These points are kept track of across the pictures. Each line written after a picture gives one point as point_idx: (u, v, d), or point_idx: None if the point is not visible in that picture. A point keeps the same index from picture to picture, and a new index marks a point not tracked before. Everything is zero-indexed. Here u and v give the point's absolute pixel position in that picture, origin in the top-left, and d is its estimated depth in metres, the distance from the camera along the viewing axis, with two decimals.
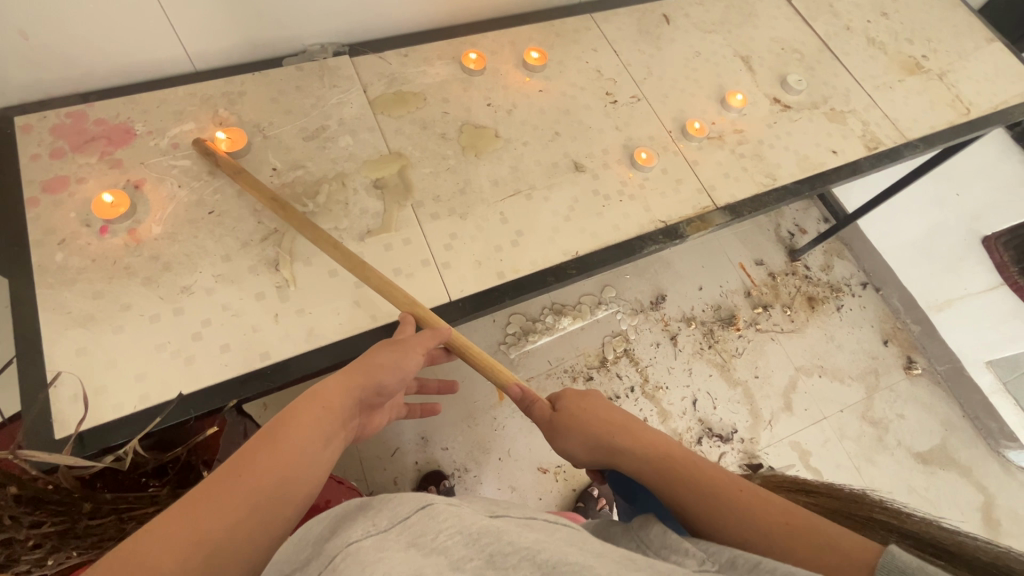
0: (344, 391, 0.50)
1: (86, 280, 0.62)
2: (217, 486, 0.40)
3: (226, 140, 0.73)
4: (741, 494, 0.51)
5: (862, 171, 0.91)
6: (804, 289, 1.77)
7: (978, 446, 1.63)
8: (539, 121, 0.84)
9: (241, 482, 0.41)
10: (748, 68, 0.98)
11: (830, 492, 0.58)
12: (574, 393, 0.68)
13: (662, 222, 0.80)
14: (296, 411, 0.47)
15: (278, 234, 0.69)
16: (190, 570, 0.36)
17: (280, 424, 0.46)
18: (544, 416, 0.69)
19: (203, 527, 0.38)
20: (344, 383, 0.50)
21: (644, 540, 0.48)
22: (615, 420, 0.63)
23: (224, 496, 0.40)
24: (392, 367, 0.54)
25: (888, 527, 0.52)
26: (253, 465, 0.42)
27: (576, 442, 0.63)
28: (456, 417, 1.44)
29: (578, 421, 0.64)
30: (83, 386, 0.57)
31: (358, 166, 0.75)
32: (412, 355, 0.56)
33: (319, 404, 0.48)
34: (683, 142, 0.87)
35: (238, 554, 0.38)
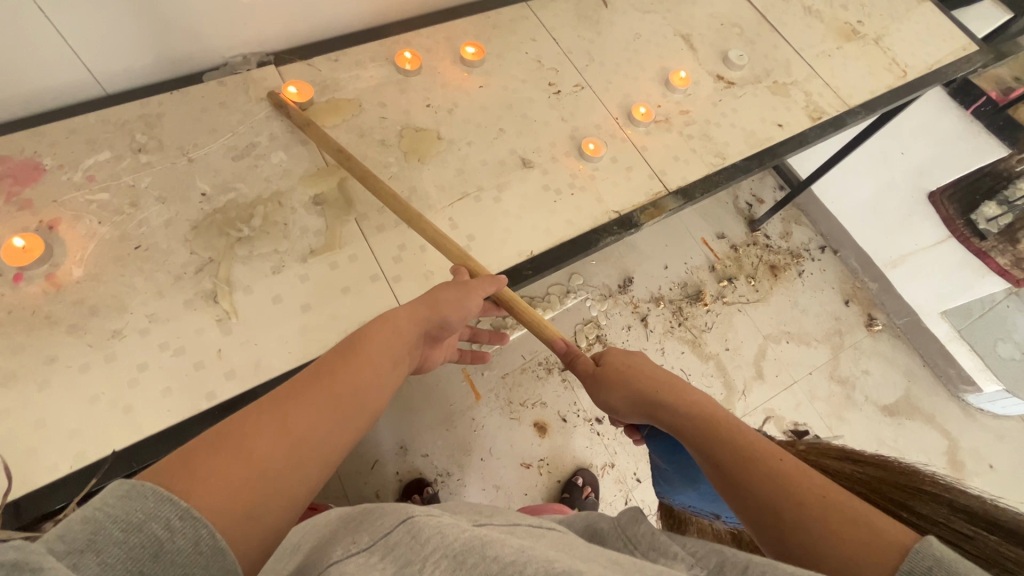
0: (412, 321, 0.56)
1: (3, 334, 0.57)
2: (304, 389, 0.47)
3: (296, 94, 0.77)
4: (773, 454, 0.51)
5: (808, 142, 0.91)
6: (766, 258, 1.81)
7: (938, 393, 1.70)
8: (482, 118, 0.81)
9: (324, 389, 0.47)
10: (689, 46, 0.97)
11: (878, 462, 0.59)
12: (619, 351, 0.70)
13: (616, 212, 0.78)
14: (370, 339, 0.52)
15: (214, 263, 0.65)
16: (279, 453, 0.42)
17: (358, 345, 0.51)
18: (588, 373, 0.71)
19: (290, 420, 0.44)
20: (413, 317, 0.56)
21: (632, 540, 0.49)
22: (656, 370, 0.65)
23: (315, 392, 0.47)
24: (454, 305, 0.59)
25: (941, 500, 0.53)
26: (335, 377, 0.48)
27: (616, 394, 0.65)
28: (434, 421, 1.42)
29: (620, 373, 0.66)
30: (10, 451, 0.53)
31: (294, 183, 0.71)
32: (473, 297, 0.61)
33: (388, 329, 0.54)
34: (630, 128, 0.86)
35: (315, 448, 0.44)
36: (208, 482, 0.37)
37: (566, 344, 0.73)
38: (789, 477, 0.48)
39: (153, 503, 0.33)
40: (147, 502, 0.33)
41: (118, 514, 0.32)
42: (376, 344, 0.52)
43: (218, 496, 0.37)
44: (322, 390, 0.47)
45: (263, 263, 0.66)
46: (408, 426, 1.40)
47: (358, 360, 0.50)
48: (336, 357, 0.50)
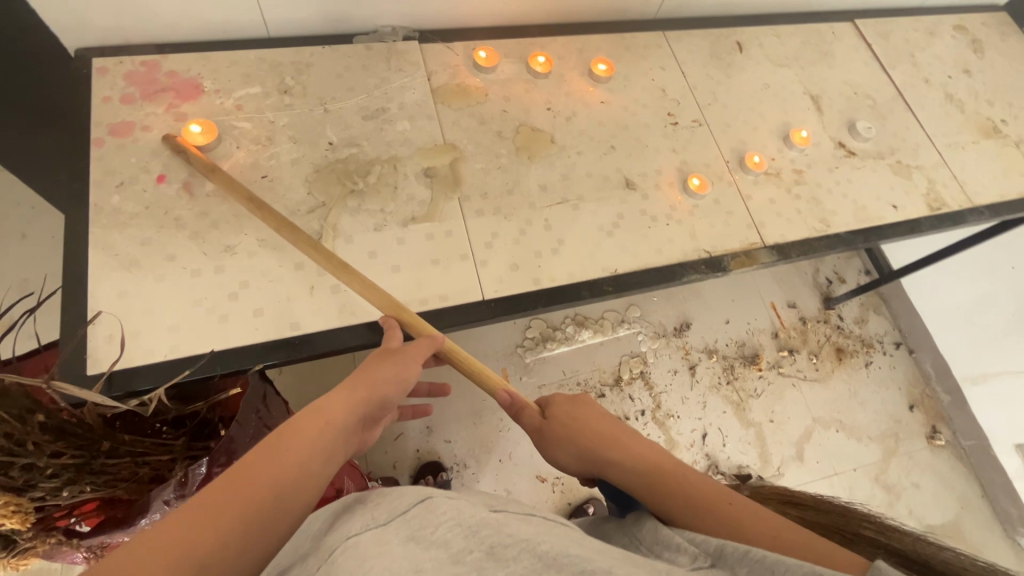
0: (349, 405, 0.50)
1: (137, 225, 0.64)
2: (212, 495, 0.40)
3: (485, 58, 0.83)
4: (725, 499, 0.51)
5: (920, 231, 0.87)
6: (834, 340, 1.73)
7: (992, 530, 1.56)
8: (596, 132, 0.83)
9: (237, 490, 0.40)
10: (816, 107, 0.95)
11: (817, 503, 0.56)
12: (565, 400, 0.67)
13: (706, 252, 0.78)
14: (297, 425, 0.46)
15: (324, 208, 0.69)
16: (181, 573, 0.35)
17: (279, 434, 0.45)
18: (535, 427, 0.66)
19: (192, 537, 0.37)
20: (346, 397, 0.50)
21: (637, 538, 0.49)
22: (601, 427, 0.63)
23: (225, 494, 0.40)
24: (392, 378, 0.54)
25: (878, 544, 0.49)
26: (253, 471, 0.42)
27: (568, 454, 0.62)
28: (463, 412, 1.44)
29: (567, 432, 0.63)
30: (120, 328, 0.58)
31: (411, 152, 0.75)
32: (412, 364, 0.56)
33: (320, 417, 0.48)
34: (739, 174, 0.85)
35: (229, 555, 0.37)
36: None
37: (509, 396, 0.69)
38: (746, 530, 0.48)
39: None
40: None
41: None
42: (305, 428, 0.46)
43: None
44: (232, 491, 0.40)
45: (368, 218, 0.70)
46: (438, 410, 1.43)
47: (278, 450, 0.44)
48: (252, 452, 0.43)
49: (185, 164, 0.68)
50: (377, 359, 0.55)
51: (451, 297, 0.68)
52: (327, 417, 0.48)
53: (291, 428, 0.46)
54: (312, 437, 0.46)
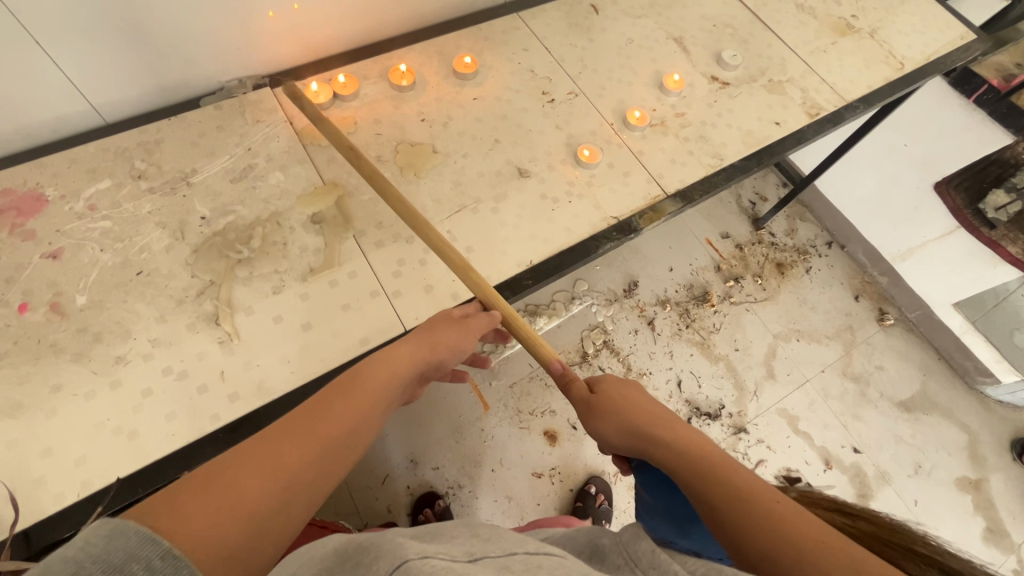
0: (411, 361, 0.56)
1: (9, 364, 0.58)
2: (301, 429, 0.48)
3: (344, 84, 0.81)
4: (767, 494, 0.51)
5: (807, 139, 0.90)
6: (772, 257, 1.79)
7: (955, 387, 1.67)
8: (477, 130, 0.81)
9: (319, 430, 0.49)
10: (682, 48, 0.96)
11: (871, 517, 0.56)
12: (619, 381, 0.67)
13: (614, 218, 0.78)
14: (370, 376, 0.54)
15: (214, 285, 0.65)
16: (274, 492, 0.44)
17: (355, 386, 0.53)
18: (583, 401, 0.67)
19: (284, 462, 0.46)
20: (411, 358, 0.56)
21: (633, 558, 0.48)
22: (650, 410, 0.63)
23: (311, 434, 0.48)
24: (452, 346, 0.60)
25: (931, 563, 0.50)
26: (332, 416, 0.50)
27: (609, 425, 0.63)
28: (443, 433, 1.41)
29: (615, 404, 0.64)
30: (17, 481, 0.53)
31: (292, 202, 0.72)
32: (472, 336, 0.61)
33: (386, 369, 0.55)
34: (626, 133, 0.85)
35: (309, 483, 0.46)
36: (200, 518, 0.39)
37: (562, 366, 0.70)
38: (780, 520, 0.48)
39: (135, 544, 0.34)
40: (130, 541, 0.34)
41: (98, 555, 0.32)
42: (373, 386, 0.53)
43: (207, 535, 0.39)
44: (316, 431, 0.48)
45: (263, 283, 0.66)
46: (418, 439, 1.40)
47: (353, 400, 0.52)
48: (333, 397, 0.51)
49: (48, 284, 0.62)
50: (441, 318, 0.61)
51: (373, 336, 0.65)
52: (394, 372, 0.55)
53: (364, 378, 0.53)
54: (377, 394, 0.53)
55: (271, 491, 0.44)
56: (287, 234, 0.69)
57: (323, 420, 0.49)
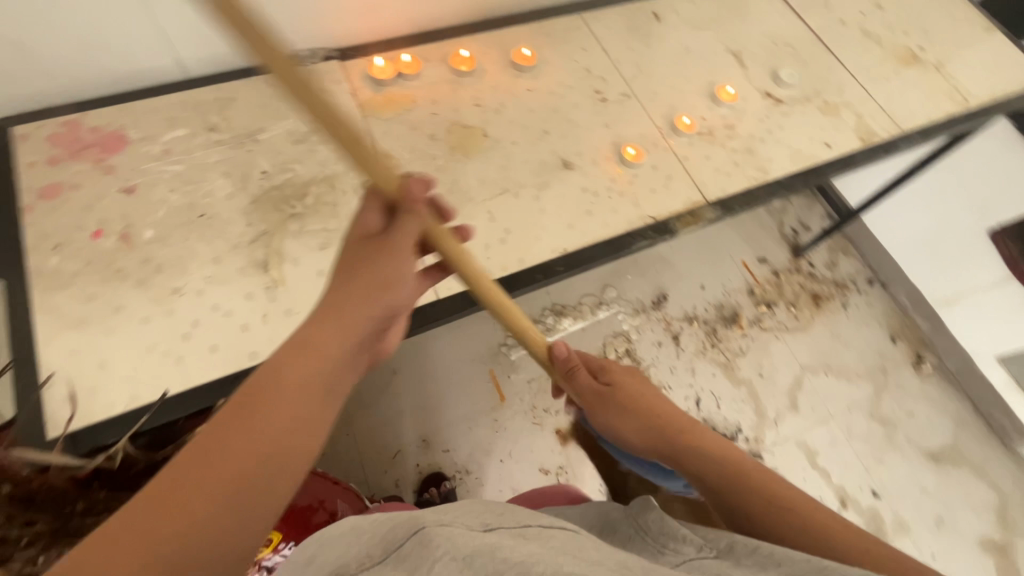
0: (338, 335, 0.44)
1: (79, 283, 0.64)
2: (212, 450, 0.39)
3: (407, 63, 0.85)
4: (786, 489, 0.57)
5: (856, 164, 0.90)
6: (808, 287, 1.76)
7: (991, 445, 1.60)
8: (528, 120, 0.84)
9: (240, 445, 0.40)
10: (739, 62, 0.97)
11: None
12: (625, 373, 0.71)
13: (652, 218, 0.79)
14: (295, 363, 0.43)
15: (267, 235, 0.69)
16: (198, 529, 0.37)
17: (274, 384, 0.42)
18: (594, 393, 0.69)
19: (202, 493, 0.38)
20: (340, 322, 0.45)
21: (644, 529, 0.50)
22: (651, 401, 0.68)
23: (227, 452, 0.39)
24: (388, 280, 0.46)
25: None
26: (252, 427, 0.41)
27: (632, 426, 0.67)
28: (457, 418, 1.44)
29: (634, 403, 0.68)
30: (74, 386, 0.58)
31: (346, 167, 0.76)
32: (404, 259, 0.46)
33: (311, 354, 0.44)
34: (673, 138, 0.86)
35: (247, 504, 0.39)
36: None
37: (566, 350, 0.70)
38: (806, 517, 0.54)
39: None
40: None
41: None
42: (298, 372, 0.43)
43: None
44: (235, 448, 0.40)
45: (312, 239, 0.70)
46: (432, 420, 1.43)
47: (276, 401, 0.42)
48: (249, 400, 0.42)
49: (121, 216, 0.68)
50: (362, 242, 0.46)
51: None
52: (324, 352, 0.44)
53: (284, 370, 0.43)
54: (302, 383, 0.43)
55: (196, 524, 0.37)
56: (338, 195, 0.73)
57: (242, 434, 0.40)
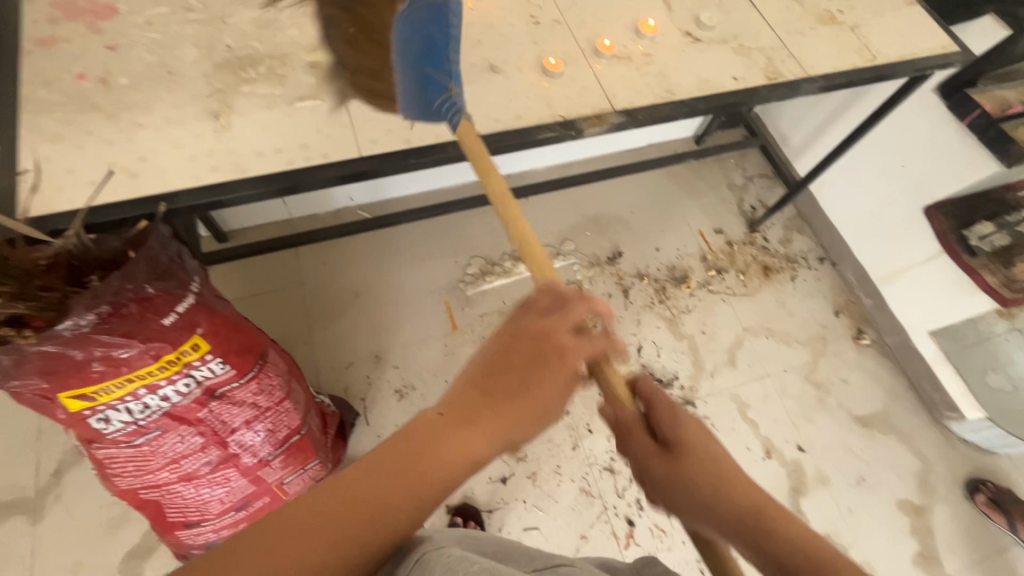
0: (439, 452, 0.55)
1: (61, 111, 0.77)
2: (295, 525, 0.49)
3: None
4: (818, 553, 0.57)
5: (758, 97, 1.01)
6: (759, 259, 1.85)
7: (920, 416, 1.67)
8: (466, 31, 0.96)
9: (303, 520, 0.50)
10: (667, 6, 1.08)
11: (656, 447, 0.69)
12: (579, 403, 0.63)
13: (561, 116, 0.90)
14: (370, 473, 0.53)
15: (222, 93, 0.82)
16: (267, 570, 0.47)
17: (355, 486, 0.52)
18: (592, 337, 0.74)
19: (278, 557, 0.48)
20: (410, 456, 0.54)
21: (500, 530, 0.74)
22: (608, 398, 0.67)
23: (305, 530, 0.49)
24: (450, 458, 0.55)
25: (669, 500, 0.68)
26: (317, 508, 0.51)
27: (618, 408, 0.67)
28: (410, 340, 1.54)
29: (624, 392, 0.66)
30: (44, 182, 0.71)
31: (299, 50, 0.88)
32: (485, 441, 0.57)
33: (394, 453, 0.55)
34: (595, 59, 0.98)
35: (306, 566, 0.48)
36: None
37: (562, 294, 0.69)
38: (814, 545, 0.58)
39: None
40: None
41: None
42: (383, 476, 0.53)
43: None
44: (315, 527, 0.49)
45: (260, 100, 0.82)
46: (387, 339, 1.53)
47: (361, 480, 0.52)
48: (336, 491, 0.52)
49: (102, 66, 0.81)
50: (554, 329, 0.60)
51: (332, 153, 0.80)
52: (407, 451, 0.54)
53: (361, 476, 0.53)
54: (385, 473, 0.53)
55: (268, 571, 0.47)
56: (286, 70, 0.86)
57: (330, 516, 0.50)
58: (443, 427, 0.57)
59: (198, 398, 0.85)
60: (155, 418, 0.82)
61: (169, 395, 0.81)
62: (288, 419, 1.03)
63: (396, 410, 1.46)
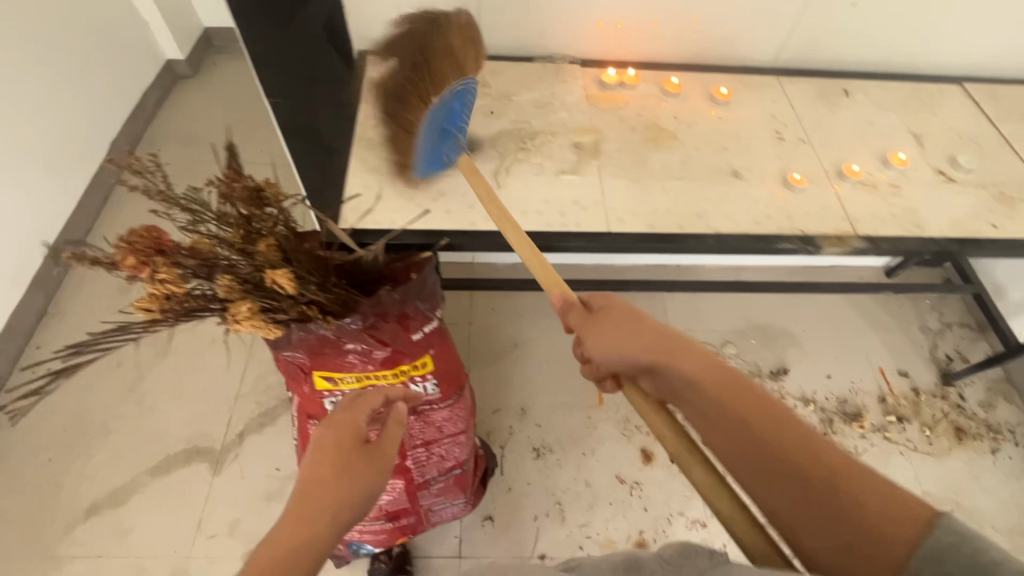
0: (352, 453, 0.70)
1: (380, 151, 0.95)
2: (292, 520, 0.60)
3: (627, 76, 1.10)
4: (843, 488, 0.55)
5: (1021, 251, 0.94)
6: (952, 417, 1.63)
7: None
8: (713, 137, 1.03)
9: (298, 515, 0.61)
10: (918, 143, 1.07)
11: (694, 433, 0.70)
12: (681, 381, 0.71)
13: (801, 231, 0.91)
14: (317, 481, 0.66)
15: (500, 157, 0.96)
16: (287, 545, 0.57)
17: (311, 489, 0.65)
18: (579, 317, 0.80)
19: (286, 538, 0.58)
20: (336, 460, 0.69)
21: None
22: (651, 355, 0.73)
23: (296, 519, 0.60)
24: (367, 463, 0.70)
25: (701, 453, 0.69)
26: (304, 512, 0.61)
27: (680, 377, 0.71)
28: (556, 402, 1.57)
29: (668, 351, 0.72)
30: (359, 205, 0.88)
31: (566, 130, 1.00)
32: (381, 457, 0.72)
33: (327, 467, 0.68)
34: (839, 182, 0.99)
35: (309, 541, 0.58)
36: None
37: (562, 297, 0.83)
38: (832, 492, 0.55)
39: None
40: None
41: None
42: (327, 479, 0.66)
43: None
44: (297, 515, 0.61)
45: (529, 167, 0.95)
46: (535, 396, 1.58)
47: (313, 489, 0.65)
48: (300, 498, 0.64)
49: None
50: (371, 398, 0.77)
51: (585, 224, 0.89)
52: (337, 463, 0.69)
53: (313, 482, 0.66)
54: (332, 475, 0.67)
55: (295, 548, 0.57)
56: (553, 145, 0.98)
57: (310, 508, 0.62)
58: (345, 444, 0.71)
59: (404, 407, 0.95)
60: None
61: None
62: (459, 453, 1.08)
63: (531, 468, 1.47)
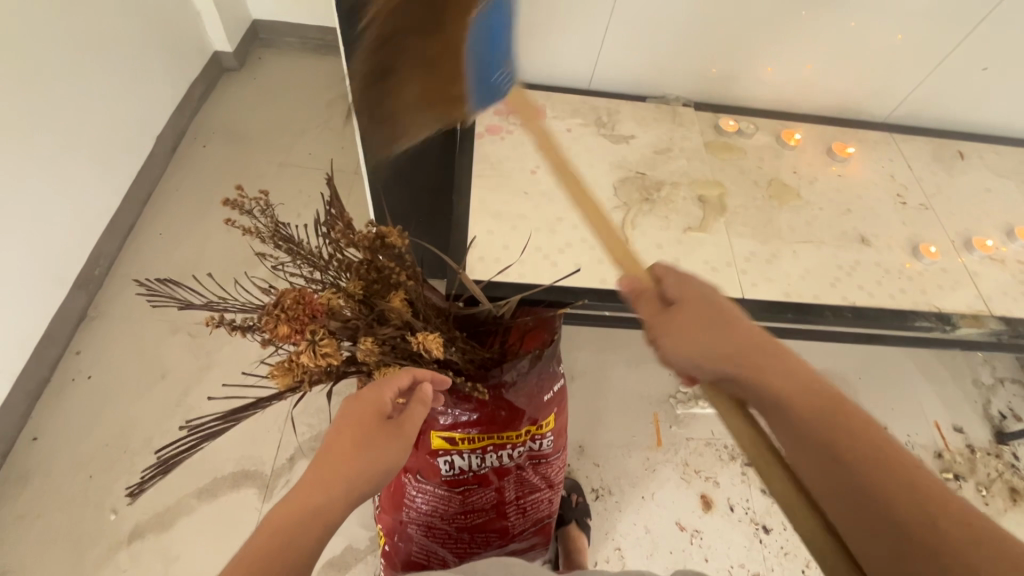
0: (368, 432, 0.61)
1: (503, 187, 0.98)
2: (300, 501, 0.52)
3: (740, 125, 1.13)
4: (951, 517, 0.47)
5: None
6: (1007, 478, 1.61)
7: None
8: (836, 197, 1.08)
9: (309, 494, 0.53)
10: None
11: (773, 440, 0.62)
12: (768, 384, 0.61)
13: (938, 308, 0.97)
14: (329, 455, 0.57)
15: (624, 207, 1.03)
16: (284, 527, 0.49)
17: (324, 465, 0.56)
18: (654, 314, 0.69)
19: (276, 519, 0.50)
20: (353, 434, 0.60)
21: None
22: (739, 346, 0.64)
23: (302, 502, 0.52)
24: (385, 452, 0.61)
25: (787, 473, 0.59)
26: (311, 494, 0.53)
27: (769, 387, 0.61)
28: (615, 441, 1.53)
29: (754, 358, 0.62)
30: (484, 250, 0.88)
31: (688, 182, 1.07)
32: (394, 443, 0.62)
33: (345, 443, 0.59)
34: (966, 254, 1.04)
35: (304, 526, 0.50)
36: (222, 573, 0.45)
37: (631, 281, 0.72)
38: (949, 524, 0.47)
39: None
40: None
41: None
42: (340, 454, 0.58)
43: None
44: (301, 495, 0.52)
45: (657, 220, 1.02)
46: (592, 432, 1.53)
47: (325, 465, 0.56)
48: (314, 472, 0.55)
49: None
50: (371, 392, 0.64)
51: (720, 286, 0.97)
52: (351, 438, 0.60)
53: (328, 455, 0.57)
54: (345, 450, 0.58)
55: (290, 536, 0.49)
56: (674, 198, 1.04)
57: (313, 489, 0.53)
58: (365, 419, 0.62)
59: (517, 462, 0.93)
60: (483, 471, 0.91)
61: (505, 455, 0.91)
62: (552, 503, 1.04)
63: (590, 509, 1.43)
